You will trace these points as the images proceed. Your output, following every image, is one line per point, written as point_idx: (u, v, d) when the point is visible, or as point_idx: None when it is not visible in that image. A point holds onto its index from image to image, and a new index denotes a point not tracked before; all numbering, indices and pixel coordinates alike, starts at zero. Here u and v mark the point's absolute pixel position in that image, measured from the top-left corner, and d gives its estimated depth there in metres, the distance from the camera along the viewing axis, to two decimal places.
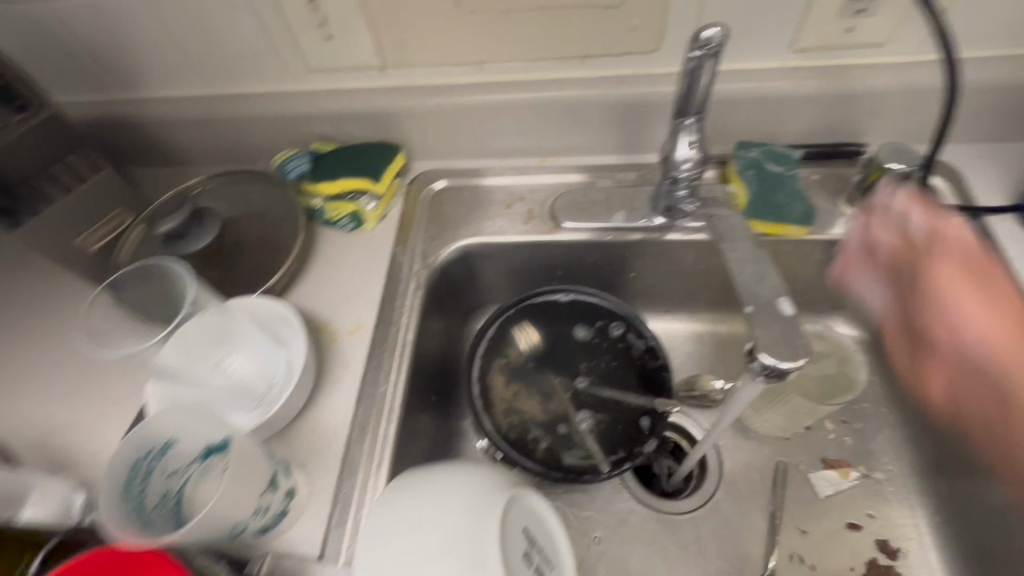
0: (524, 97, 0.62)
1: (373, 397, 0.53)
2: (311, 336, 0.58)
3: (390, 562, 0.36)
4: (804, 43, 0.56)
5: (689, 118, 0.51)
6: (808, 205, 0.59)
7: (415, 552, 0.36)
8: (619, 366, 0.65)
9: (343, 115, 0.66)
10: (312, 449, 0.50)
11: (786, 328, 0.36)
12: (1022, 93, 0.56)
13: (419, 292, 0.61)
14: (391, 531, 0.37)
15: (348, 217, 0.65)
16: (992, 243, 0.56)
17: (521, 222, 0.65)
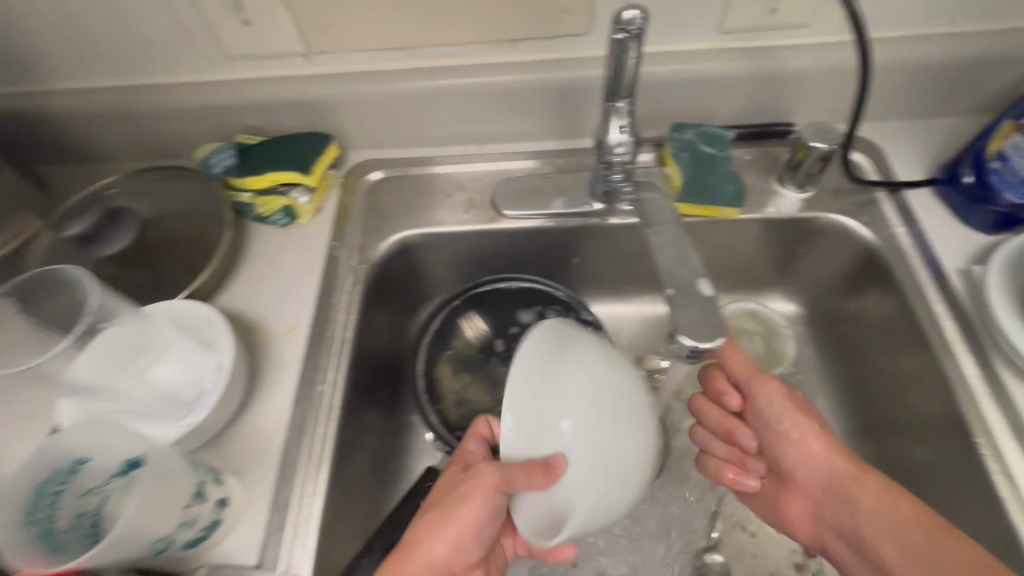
0: (457, 83, 0.60)
1: (310, 398, 0.52)
2: (244, 338, 0.56)
3: (547, 401, 0.42)
4: (732, 24, 0.56)
5: (620, 101, 0.50)
6: (741, 185, 0.59)
7: (565, 393, 0.43)
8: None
9: (269, 105, 0.63)
10: (248, 455, 0.49)
11: (707, 308, 0.35)
12: (936, 71, 0.58)
13: (357, 287, 0.59)
14: (564, 381, 0.43)
15: (281, 212, 0.62)
16: (910, 217, 0.58)
17: (461, 211, 0.64)
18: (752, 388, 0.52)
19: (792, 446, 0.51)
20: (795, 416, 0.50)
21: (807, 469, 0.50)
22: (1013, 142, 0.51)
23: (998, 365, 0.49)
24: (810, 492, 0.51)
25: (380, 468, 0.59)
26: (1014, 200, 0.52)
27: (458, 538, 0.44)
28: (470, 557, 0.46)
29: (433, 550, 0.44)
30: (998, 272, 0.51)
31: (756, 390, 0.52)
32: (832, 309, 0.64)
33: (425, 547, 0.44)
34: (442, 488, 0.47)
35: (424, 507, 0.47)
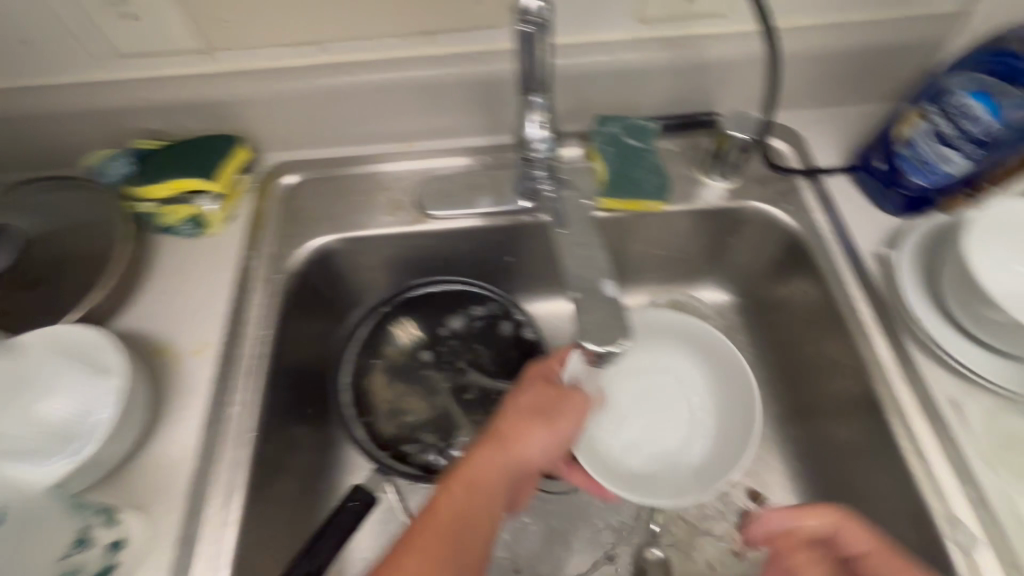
0: (372, 80, 0.57)
1: (222, 421, 0.49)
2: (146, 360, 0.52)
3: (670, 386, 0.56)
4: (648, 15, 0.55)
5: (537, 95, 0.48)
6: (665, 176, 0.58)
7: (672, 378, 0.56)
8: (506, 355, 0.62)
9: (167, 107, 0.58)
10: (151, 488, 0.45)
11: (609, 309, 0.35)
12: (846, 59, 0.59)
13: (273, 299, 0.56)
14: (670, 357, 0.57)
15: (188, 221, 0.58)
16: (829, 203, 0.59)
17: (385, 214, 0.61)
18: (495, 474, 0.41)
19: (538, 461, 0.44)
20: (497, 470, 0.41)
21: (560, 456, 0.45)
22: (919, 129, 0.51)
23: (909, 346, 0.50)
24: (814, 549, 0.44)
25: (307, 488, 0.56)
26: (921, 185, 0.53)
27: (553, 442, 0.43)
28: (548, 464, 0.44)
29: (528, 450, 0.42)
30: (908, 257, 0.52)
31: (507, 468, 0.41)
32: (762, 296, 0.65)
33: (521, 442, 0.42)
34: (540, 394, 0.45)
35: (518, 403, 0.44)
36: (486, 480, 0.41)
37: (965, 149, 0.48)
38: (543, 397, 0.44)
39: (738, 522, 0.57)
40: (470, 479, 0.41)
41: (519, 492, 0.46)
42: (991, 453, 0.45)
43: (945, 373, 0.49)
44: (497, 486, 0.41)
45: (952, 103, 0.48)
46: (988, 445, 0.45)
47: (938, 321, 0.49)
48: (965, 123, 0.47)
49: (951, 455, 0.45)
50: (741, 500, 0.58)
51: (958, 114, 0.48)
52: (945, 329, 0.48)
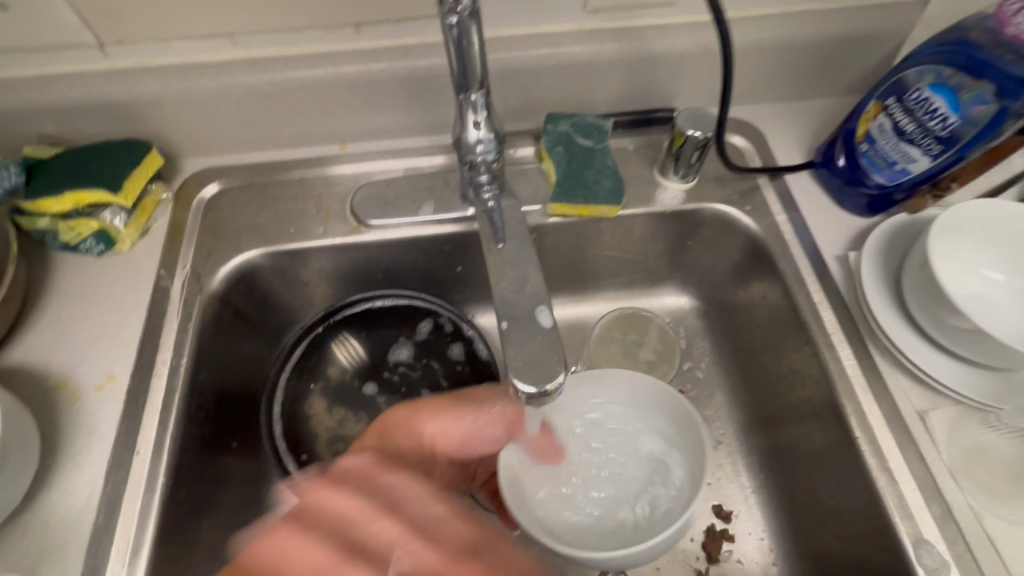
0: (296, 76, 0.52)
1: (128, 465, 0.43)
2: (41, 398, 0.46)
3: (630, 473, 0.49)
4: (596, 4, 0.51)
5: (473, 94, 0.44)
6: (619, 181, 0.54)
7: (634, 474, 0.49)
8: (457, 376, 0.57)
9: (61, 109, 0.51)
10: (41, 549, 0.40)
11: (545, 341, 0.30)
12: (805, 51, 0.57)
13: (190, 324, 0.50)
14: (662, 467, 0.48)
15: (92, 238, 0.52)
16: (789, 203, 0.56)
17: (319, 224, 0.56)
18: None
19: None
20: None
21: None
22: (878, 125, 0.49)
23: (872, 354, 0.48)
24: None
25: (236, 530, 0.50)
26: (882, 183, 0.51)
27: (462, 427, 0.44)
28: (452, 449, 0.44)
29: (429, 428, 0.44)
30: (870, 258, 0.50)
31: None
32: (724, 300, 0.62)
33: (429, 416, 0.44)
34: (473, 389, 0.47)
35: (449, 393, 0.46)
36: (399, 433, 0.44)
37: (925, 146, 0.46)
38: (474, 394, 0.46)
39: (703, 539, 0.54)
40: (381, 447, 0.43)
41: (435, 478, 0.46)
42: (958, 467, 0.43)
43: (909, 382, 0.47)
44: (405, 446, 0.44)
45: (911, 97, 0.46)
46: (954, 458, 0.43)
47: (902, 328, 0.47)
48: (925, 117, 0.46)
49: (918, 470, 0.43)
50: (706, 517, 0.55)
51: (918, 108, 0.46)
52: (910, 337, 0.46)
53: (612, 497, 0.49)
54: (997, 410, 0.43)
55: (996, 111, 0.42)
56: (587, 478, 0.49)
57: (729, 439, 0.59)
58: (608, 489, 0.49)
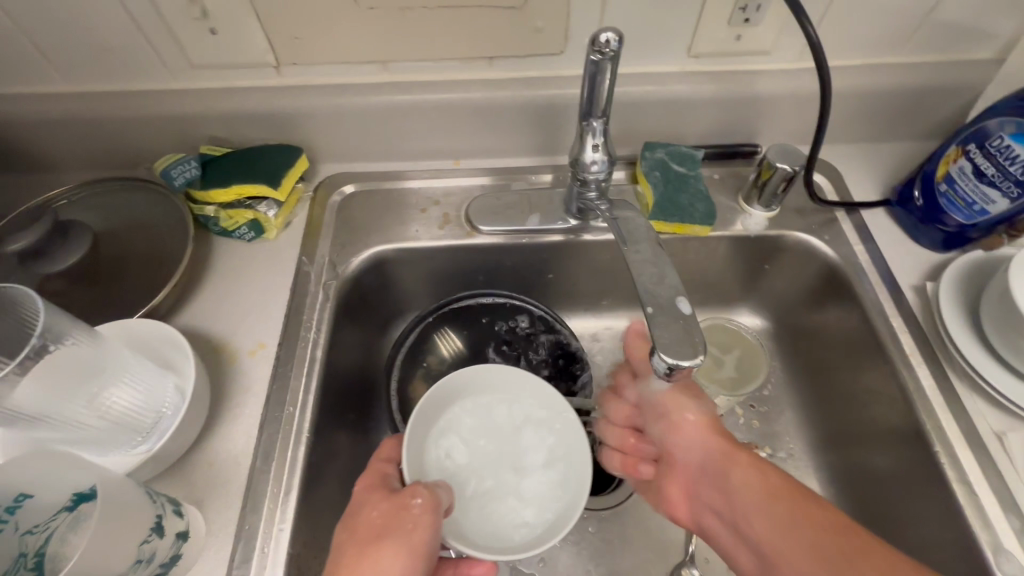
0: (432, 99, 0.60)
1: (278, 420, 0.50)
2: (205, 358, 0.53)
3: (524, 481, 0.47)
4: (700, 49, 0.58)
5: (595, 121, 0.51)
6: (711, 205, 0.60)
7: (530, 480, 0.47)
8: (544, 369, 0.63)
9: (234, 116, 0.61)
10: (209, 483, 0.47)
11: (686, 326, 0.36)
12: (885, 99, 0.62)
13: (327, 305, 0.57)
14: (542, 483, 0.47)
15: (247, 225, 0.60)
16: (866, 235, 0.61)
17: (436, 226, 0.63)
18: (637, 363, 0.54)
19: (667, 430, 0.51)
20: (669, 394, 0.51)
21: (684, 451, 0.50)
22: (959, 167, 0.53)
23: (950, 376, 0.52)
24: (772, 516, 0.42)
25: (349, 492, 0.56)
26: (960, 222, 0.55)
27: (400, 563, 0.40)
28: None
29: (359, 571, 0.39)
30: (948, 289, 0.54)
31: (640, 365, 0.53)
32: (796, 321, 0.66)
33: (359, 565, 0.39)
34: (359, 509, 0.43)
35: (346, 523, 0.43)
36: None
37: (1005, 189, 0.51)
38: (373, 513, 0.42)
39: None
40: None
41: None
42: None
43: (986, 404, 0.50)
44: None
45: (993, 144, 0.51)
46: None
47: (981, 354, 0.50)
48: (1006, 163, 0.50)
49: (996, 485, 0.46)
50: None
51: (999, 154, 0.50)
52: (988, 361, 0.50)
53: (510, 498, 0.46)
54: None
55: None
56: (497, 471, 0.48)
57: (799, 453, 0.62)
58: (508, 493, 0.47)
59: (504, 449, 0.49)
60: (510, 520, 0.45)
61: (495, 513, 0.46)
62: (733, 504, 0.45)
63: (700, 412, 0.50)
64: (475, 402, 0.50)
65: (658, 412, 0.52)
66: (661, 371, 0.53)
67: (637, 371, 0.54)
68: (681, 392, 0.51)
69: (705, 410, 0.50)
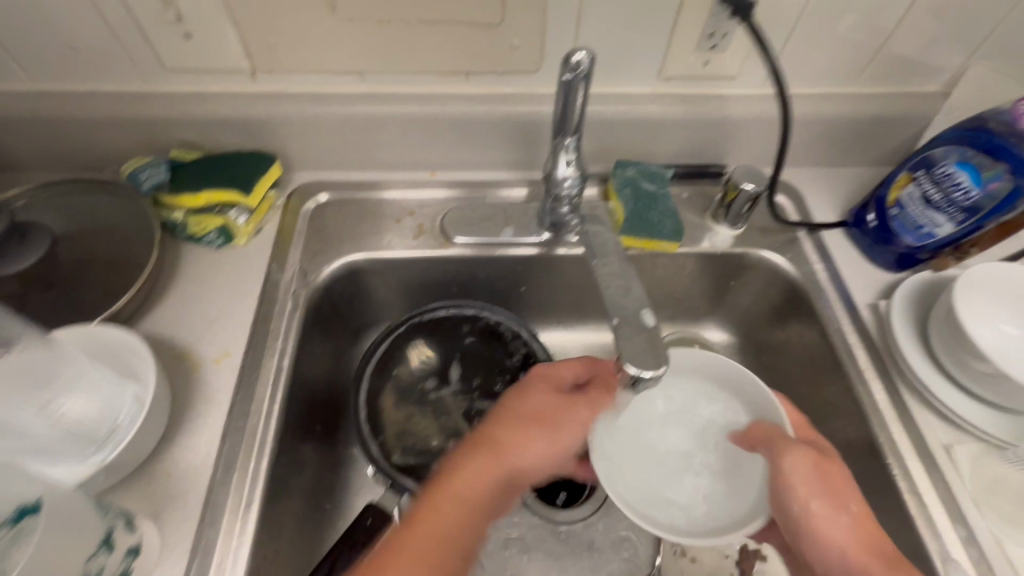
0: (409, 111, 0.61)
1: (242, 430, 0.49)
2: (167, 366, 0.52)
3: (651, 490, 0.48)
4: (670, 72, 0.60)
5: (568, 138, 0.52)
6: (679, 222, 0.62)
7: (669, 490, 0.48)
8: (515, 376, 0.64)
9: (207, 121, 0.60)
10: (166, 496, 0.45)
11: (650, 338, 0.37)
12: (842, 125, 0.66)
13: (297, 314, 0.57)
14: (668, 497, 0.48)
15: (216, 231, 0.59)
16: (825, 254, 0.64)
17: (410, 237, 0.63)
18: (779, 453, 0.44)
19: (807, 521, 0.42)
20: (817, 490, 0.42)
21: (829, 548, 0.41)
22: (908, 193, 0.56)
23: (902, 390, 0.54)
24: None
25: (314, 506, 0.55)
26: (910, 244, 0.58)
27: (553, 450, 0.43)
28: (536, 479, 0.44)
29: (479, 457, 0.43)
30: (900, 307, 0.57)
31: (783, 456, 0.43)
32: (761, 337, 0.68)
33: (516, 449, 0.42)
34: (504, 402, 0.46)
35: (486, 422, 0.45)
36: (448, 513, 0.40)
37: (950, 214, 0.54)
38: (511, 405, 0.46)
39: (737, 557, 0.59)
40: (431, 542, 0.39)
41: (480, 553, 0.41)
42: (980, 495, 0.48)
43: (935, 417, 0.52)
44: (455, 522, 0.40)
45: (939, 171, 0.54)
46: (976, 489, 0.48)
47: (930, 370, 0.53)
48: (950, 189, 0.53)
49: (944, 496, 0.48)
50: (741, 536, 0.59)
51: (944, 180, 0.54)
52: (935, 376, 0.52)
53: (686, 472, 0.50)
54: (1013, 446, 0.49)
55: (1011, 188, 0.50)
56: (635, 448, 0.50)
57: None
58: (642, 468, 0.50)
59: (648, 453, 0.51)
60: (696, 490, 0.48)
61: (672, 484, 0.49)
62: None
63: (834, 508, 0.42)
64: (712, 394, 0.52)
65: (806, 523, 0.42)
66: (801, 449, 0.43)
67: (772, 459, 0.44)
68: (822, 481, 0.43)
69: (847, 512, 0.42)
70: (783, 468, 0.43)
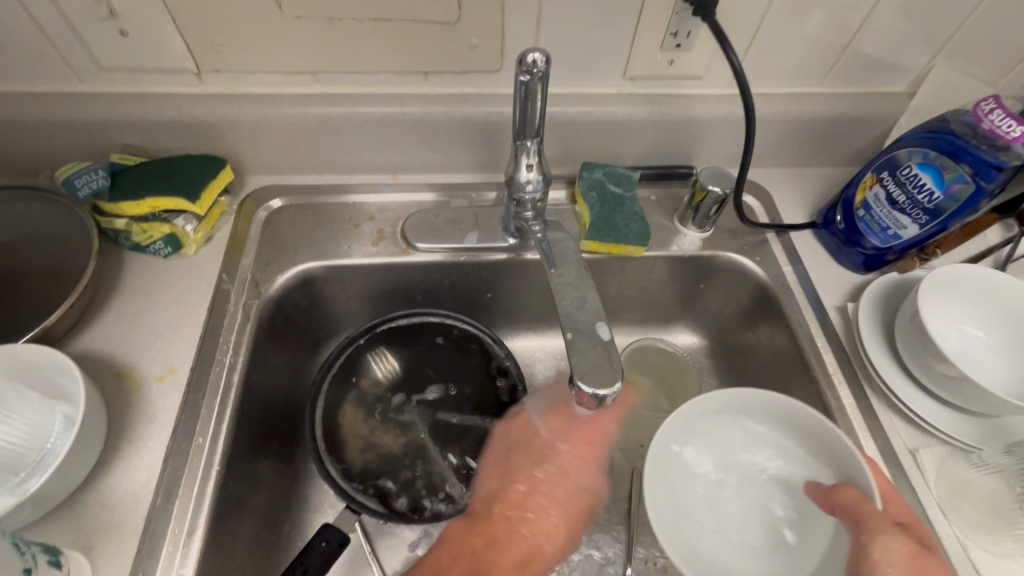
0: (366, 112, 0.58)
1: (185, 452, 0.46)
2: (106, 385, 0.49)
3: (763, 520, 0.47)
4: (635, 72, 0.59)
5: (529, 141, 0.49)
6: (646, 225, 0.60)
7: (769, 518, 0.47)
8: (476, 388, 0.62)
9: (149, 124, 0.57)
10: (100, 526, 0.42)
11: (604, 353, 0.35)
12: (809, 126, 0.65)
13: (248, 326, 0.54)
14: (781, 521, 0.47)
15: (161, 241, 0.56)
16: (793, 257, 0.63)
17: (370, 243, 0.61)
18: (860, 530, 0.39)
19: None
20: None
21: None
22: (874, 194, 0.56)
23: (869, 394, 0.53)
24: None
25: (269, 528, 0.52)
26: (877, 245, 0.57)
27: None
28: None
29: None
30: (866, 310, 0.56)
31: (864, 533, 0.39)
32: (732, 340, 0.68)
33: None
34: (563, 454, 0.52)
35: None
36: None
37: (915, 216, 0.53)
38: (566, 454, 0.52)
39: None
40: None
41: None
42: (946, 500, 0.47)
43: (901, 421, 0.52)
44: None
45: (902, 173, 0.53)
46: (942, 493, 0.48)
47: (897, 374, 0.52)
48: (915, 191, 0.53)
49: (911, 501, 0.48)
50: None
51: (908, 182, 0.53)
52: (901, 380, 0.52)
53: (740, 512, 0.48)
54: (979, 450, 0.48)
55: (974, 188, 0.49)
56: (688, 480, 0.48)
57: None
58: (680, 497, 0.47)
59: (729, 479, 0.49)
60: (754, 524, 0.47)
61: (700, 519, 0.47)
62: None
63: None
64: (789, 449, 0.48)
65: None
66: (897, 538, 0.38)
67: (855, 533, 0.39)
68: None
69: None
70: (872, 554, 0.37)
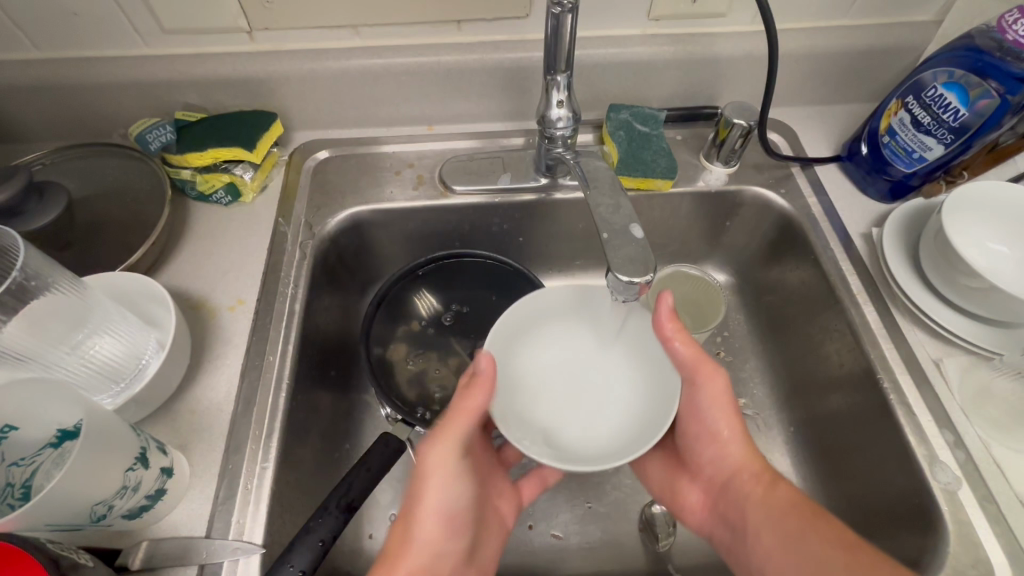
0: (403, 63, 0.62)
1: (259, 369, 0.51)
2: (186, 314, 0.54)
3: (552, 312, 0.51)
4: (659, 12, 0.61)
5: (560, 75, 0.52)
6: (673, 159, 0.63)
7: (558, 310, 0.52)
8: None
9: (208, 82, 0.61)
10: (191, 429, 0.48)
11: (638, 248, 0.40)
12: (833, 60, 0.66)
13: (305, 263, 0.59)
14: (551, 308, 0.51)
15: (223, 189, 0.61)
16: (819, 189, 0.65)
17: (411, 188, 0.65)
18: (695, 372, 0.47)
19: (701, 431, 0.49)
20: (718, 411, 0.47)
21: (717, 461, 0.48)
22: (899, 119, 0.57)
23: (893, 312, 0.56)
24: (732, 459, 0.47)
25: (332, 444, 0.58)
26: (902, 171, 0.59)
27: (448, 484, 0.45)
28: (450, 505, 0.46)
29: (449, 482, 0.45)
30: (891, 233, 0.58)
31: (699, 376, 0.47)
32: (757, 277, 0.70)
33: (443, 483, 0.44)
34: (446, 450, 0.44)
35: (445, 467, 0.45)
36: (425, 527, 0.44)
37: (940, 136, 0.54)
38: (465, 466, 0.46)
39: None
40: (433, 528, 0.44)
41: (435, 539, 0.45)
42: (968, 405, 0.50)
43: (926, 336, 0.54)
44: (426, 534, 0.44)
45: (928, 94, 0.54)
46: (965, 399, 0.50)
47: (920, 289, 0.54)
48: (940, 112, 0.54)
49: (934, 407, 0.50)
50: None
51: (934, 103, 0.54)
52: (927, 296, 0.54)
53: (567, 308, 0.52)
54: (1000, 356, 0.50)
55: (999, 103, 0.50)
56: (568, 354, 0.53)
57: (762, 398, 0.65)
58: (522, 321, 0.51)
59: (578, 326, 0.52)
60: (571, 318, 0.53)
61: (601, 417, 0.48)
62: (748, 519, 0.45)
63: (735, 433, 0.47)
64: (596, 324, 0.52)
65: (709, 443, 0.49)
66: (721, 376, 0.47)
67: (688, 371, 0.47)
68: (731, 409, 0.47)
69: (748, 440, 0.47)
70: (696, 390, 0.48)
